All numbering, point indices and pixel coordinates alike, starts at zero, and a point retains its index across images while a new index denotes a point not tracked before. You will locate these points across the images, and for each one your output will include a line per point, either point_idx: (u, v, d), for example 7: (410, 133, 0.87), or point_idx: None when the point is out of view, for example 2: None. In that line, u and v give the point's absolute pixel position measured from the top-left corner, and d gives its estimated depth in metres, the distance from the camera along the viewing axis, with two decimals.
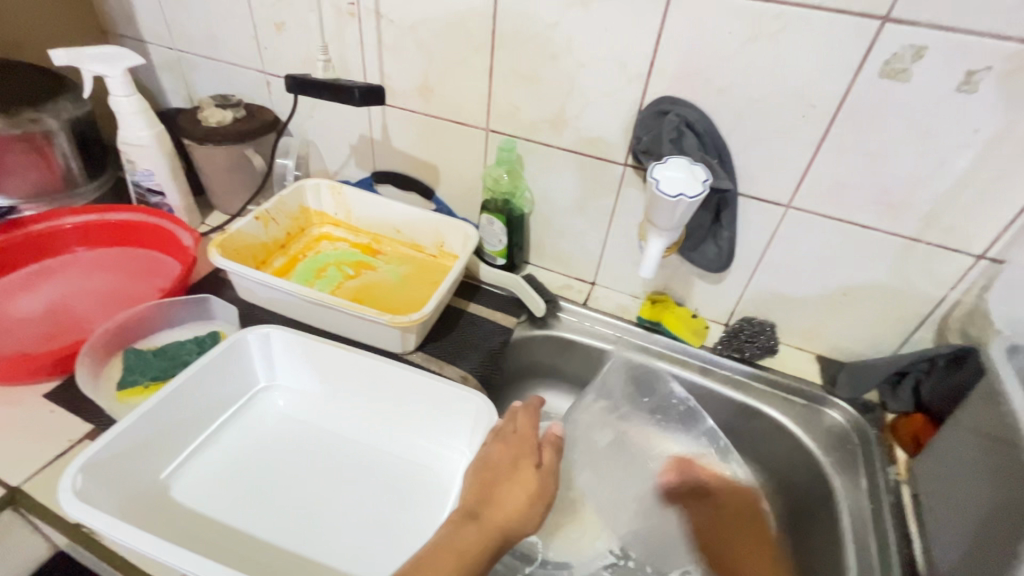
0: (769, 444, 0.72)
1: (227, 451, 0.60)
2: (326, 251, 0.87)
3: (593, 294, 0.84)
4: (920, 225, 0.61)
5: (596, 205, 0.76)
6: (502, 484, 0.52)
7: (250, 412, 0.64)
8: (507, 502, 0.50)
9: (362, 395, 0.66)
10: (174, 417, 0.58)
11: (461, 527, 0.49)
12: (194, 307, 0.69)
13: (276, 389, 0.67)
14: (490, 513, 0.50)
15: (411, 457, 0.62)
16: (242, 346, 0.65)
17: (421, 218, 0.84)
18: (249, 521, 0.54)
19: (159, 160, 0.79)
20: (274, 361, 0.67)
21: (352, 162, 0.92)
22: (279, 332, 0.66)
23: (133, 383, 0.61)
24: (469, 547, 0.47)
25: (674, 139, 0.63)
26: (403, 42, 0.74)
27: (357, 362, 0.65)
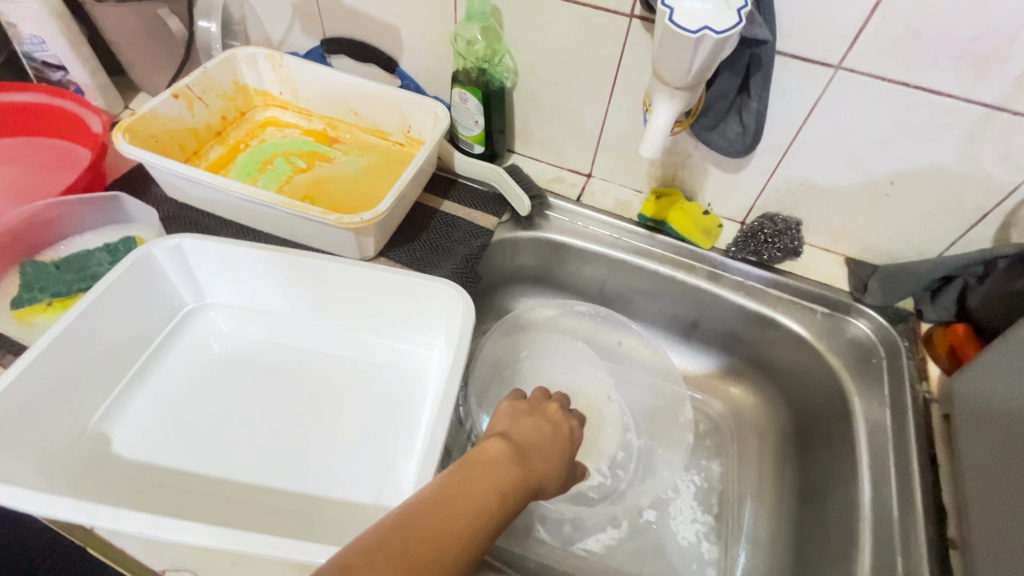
0: (784, 357, 0.64)
1: (166, 386, 0.51)
2: (272, 139, 0.73)
3: (588, 189, 0.72)
4: (1012, 88, 0.47)
5: (594, 75, 0.62)
6: (557, 443, 0.41)
7: (186, 339, 0.54)
8: (556, 463, 0.39)
9: (315, 307, 0.56)
10: (94, 354, 0.48)
11: (508, 460, 0.36)
12: (106, 209, 0.58)
13: (211, 308, 0.56)
14: (537, 463, 0.38)
15: (378, 363, 0.54)
16: (150, 263, 0.51)
17: (380, 95, 0.70)
18: (195, 458, 0.46)
19: (46, 21, 0.63)
20: (197, 278, 0.55)
21: (296, 27, 0.75)
22: (192, 241, 0.52)
23: (32, 301, 0.51)
24: (515, 484, 0.34)
25: None
26: None
27: (301, 268, 0.53)
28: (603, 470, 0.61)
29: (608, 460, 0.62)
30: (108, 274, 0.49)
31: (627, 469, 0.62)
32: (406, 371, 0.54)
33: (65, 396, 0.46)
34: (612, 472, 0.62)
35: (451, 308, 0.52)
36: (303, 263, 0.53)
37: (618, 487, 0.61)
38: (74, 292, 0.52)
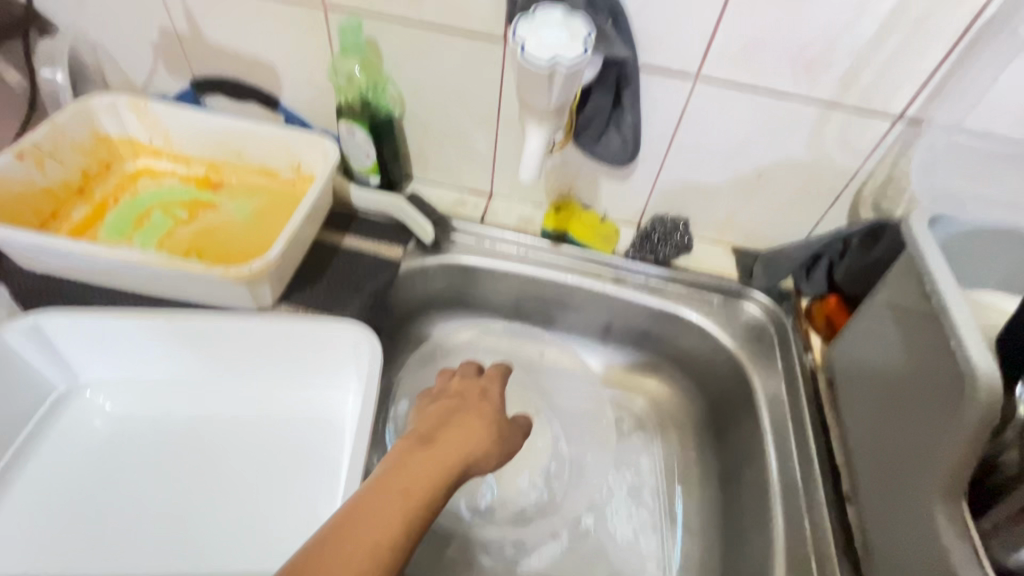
0: (691, 347, 0.68)
1: (40, 486, 0.45)
2: (147, 191, 0.68)
3: (490, 208, 0.73)
4: (839, 85, 0.53)
5: (479, 98, 0.63)
6: (463, 413, 0.42)
7: (59, 426, 0.48)
8: (470, 435, 0.40)
9: (212, 368, 0.52)
10: None
11: (412, 457, 0.36)
12: None
13: (88, 389, 0.50)
14: (449, 442, 0.38)
15: (291, 419, 0.51)
16: (2, 350, 0.45)
17: (261, 134, 0.67)
18: (83, 558, 0.41)
19: None
20: (64, 355, 0.49)
21: (159, 68, 0.70)
22: (57, 317, 0.47)
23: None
24: (427, 478, 0.35)
25: None
26: None
27: (187, 329, 0.49)
28: (538, 484, 0.62)
29: (541, 473, 0.63)
30: None
31: (560, 479, 0.63)
32: (321, 422, 0.51)
33: None
34: (547, 485, 0.62)
35: (357, 353, 0.51)
36: (188, 324, 0.49)
37: (554, 498, 0.62)
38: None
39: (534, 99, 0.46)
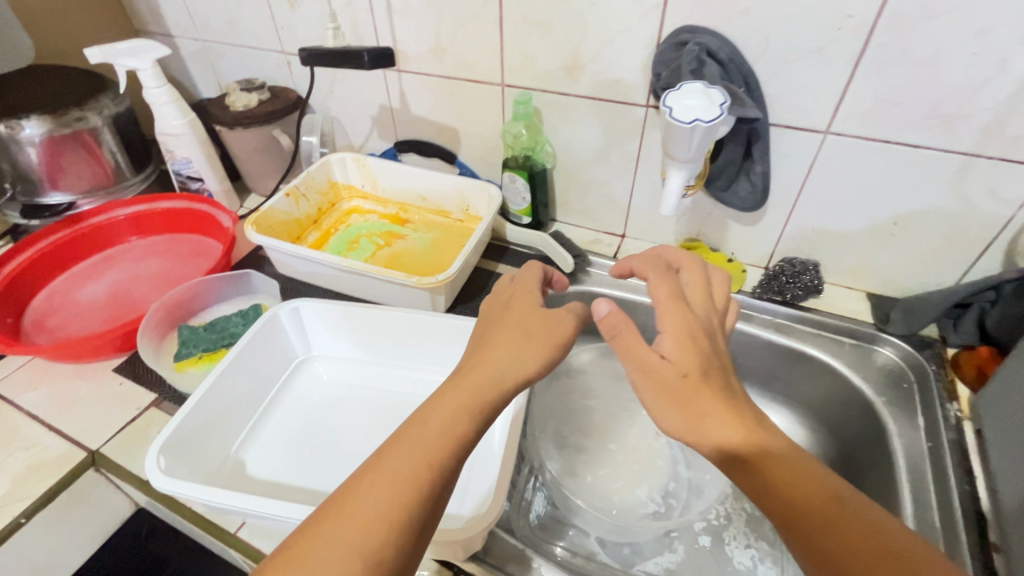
0: (819, 387, 0.69)
1: (285, 423, 0.62)
2: (357, 224, 0.89)
3: (623, 247, 0.82)
4: (980, 137, 0.55)
5: (620, 152, 0.74)
6: (538, 327, 0.47)
7: (297, 384, 0.66)
8: (499, 355, 0.45)
9: (402, 355, 0.67)
10: (238, 397, 0.60)
11: (448, 386, 0.43)
12: (235, 282, 0.73)
13: (317, 360, 0.68)
14: (492, 364, 0.44)
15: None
16: (275, 322, 0.64)
17: (444, 183, 0.85)
18: (310, 477, 0.56)
19: (195, 147, 0.83)
20: (307, 333, 0.68)
21: (374, 134, 0.94)
22: (309, 305, 0.66)
23: (190, 355, 0.65)
24: (464, 399, 0.41)
25: (694, 69, 0.58)
26: (411, 3, 0.74)
27: (390, 322, 0.65)
28: (657, 499, 0.67)
29: (659, 490, 0.67)
30: (245, 334, 0.61)
31: (678, 498, 0.67)
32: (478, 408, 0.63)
33: (215, 427, 0.57)
34: (665, 501, 0.67)
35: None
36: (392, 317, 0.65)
37: (671, 514, 0.65)
38: (218, 348, 0.66)
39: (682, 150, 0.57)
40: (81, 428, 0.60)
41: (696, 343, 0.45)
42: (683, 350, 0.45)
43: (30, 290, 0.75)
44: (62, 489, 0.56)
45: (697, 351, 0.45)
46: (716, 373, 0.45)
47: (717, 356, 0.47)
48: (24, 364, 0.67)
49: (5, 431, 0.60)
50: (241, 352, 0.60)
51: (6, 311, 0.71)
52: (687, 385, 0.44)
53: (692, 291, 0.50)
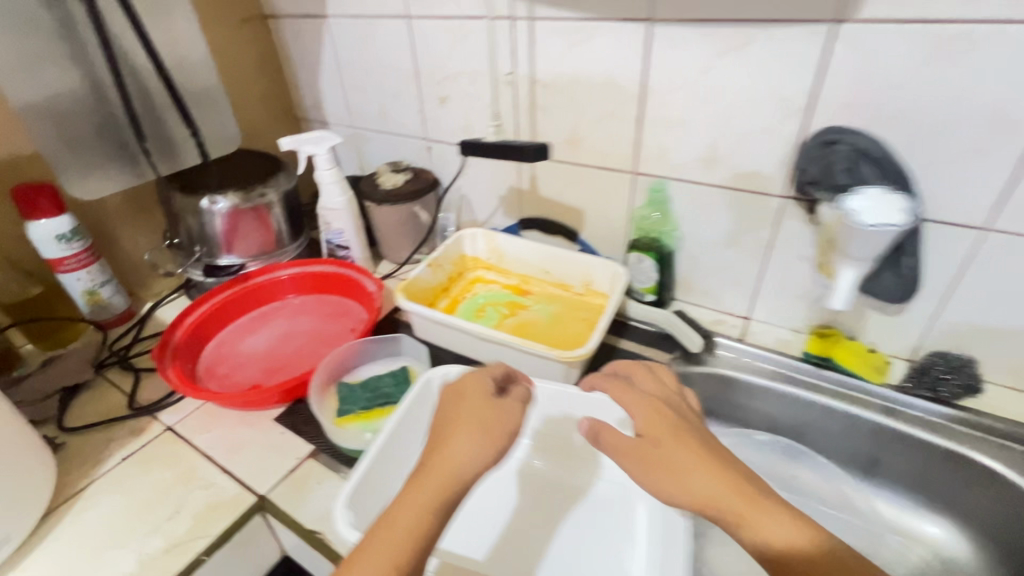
0: (984, 497, 0.65)
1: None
2: (482, 293, 0.95)
3: (748, 329, 0.83)
4: None
5: (752, 238, 0.76)
6: (489, 420, 0.49)
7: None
8: (456, 448, 0.46)
9: None
10: (398, 456, 0.63)
11: (406, 491, 0.44)
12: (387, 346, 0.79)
13: None
14: (444, 461, 0.45)
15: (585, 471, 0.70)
16: (430, 387, 0.69)
17: (569, 259, 0.90)
18: None
19: (348, 221, 0.93)
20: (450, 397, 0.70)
21: (499, 211, 1.01)
22: (459, 373, 0.70)
23: (350, 411, 0.70)
24: (427, 502, 0.43)
25: (850, 169, 0.61)
26: (554, 102, 0.82)
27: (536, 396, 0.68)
28: None
29: None
30: (406, 397, 0.66)
31: None
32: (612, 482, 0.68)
33: (380, 485, 0.60)
34: None
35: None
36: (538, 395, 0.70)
37: None
38: (375, 406, 0.71)
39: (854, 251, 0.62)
40: (249, 473, 0.65)
41: (664, 416, 0.49)
42: (655, 420, 0.48)
43: (203, 342, 0.85)
44: (233, 530, 0.60)
45: (663, 421, 0.48)
46: (689, 433, 0.48)
47: (692, 419, 0.50)
48: (198, 407, 0.75)
49: (185, 469, 0.66)
50: (404, 415, 0.65)
51: (185, 359, 0.80)
52: (682, 458, 0.45)
53: (645, 380, 0.55)
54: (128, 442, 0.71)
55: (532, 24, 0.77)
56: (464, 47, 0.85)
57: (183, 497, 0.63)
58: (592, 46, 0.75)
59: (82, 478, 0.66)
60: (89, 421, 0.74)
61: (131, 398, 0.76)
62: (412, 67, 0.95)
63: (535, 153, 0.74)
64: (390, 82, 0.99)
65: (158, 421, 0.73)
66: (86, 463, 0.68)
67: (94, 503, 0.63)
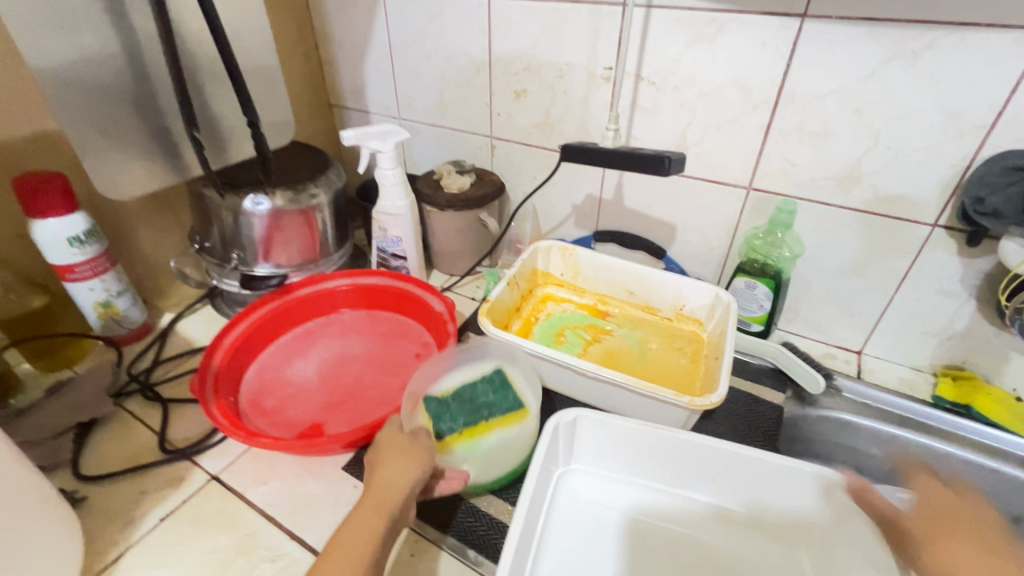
0: None
1: (556, 562, 0.54)
2: (556, 313, 0.84)
3: (863, 366, 0.75)
4: None
5: (883, 268, 0.68)
6: (402, 440, 0.52)
7: (560, 503, 0.58)
8: (384, 470, 0.50)
9: (670, 479, 0.59)
10: (529, 529, 0.53)
11: (352, 515, 0.47)
12: (469, 341, 0.66)
13: (574, 474, 0.61)
14: (373, 483, 0.49)
15: (723, 540, 0.57)
16: (556, 434, 0.58)
17: (660, 281, 0.80)
18: None
19: (409, 227, 0.81)
20: (574, 442, 0.61)
21: (570, 221, 0.90)
22: (591, 418, 0.59)
23: (451, 431, 0.57)
24: (370, 527, 0.46)
25: None
26: (661, 102, 0.72)
27: (672, 447, 0.58)
28: None
29: None
30: (536, 454, 0.55)
31: None
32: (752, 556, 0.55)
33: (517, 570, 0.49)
34: None
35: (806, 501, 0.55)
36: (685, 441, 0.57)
37: None
38: (477, 421, 0.58)
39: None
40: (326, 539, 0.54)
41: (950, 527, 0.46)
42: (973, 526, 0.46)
43: (243, 367, 0.73)
44: None
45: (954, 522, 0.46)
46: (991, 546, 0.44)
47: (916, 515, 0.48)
48: (246, 451, 0.64)
49: (244, 534, 0.55)
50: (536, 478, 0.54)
51: (226, 391, 0.68)
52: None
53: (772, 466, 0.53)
54: (166, 496, 0.59)
55: (649, 13, 0.67)
56: (559, 35, 0.75)
57: (247, 572, 0.52)
58: (722, 42, 0.65)
59: (113, 544, 0.54)
60: (113, 467, 0.61)
61: (163, 438, 0.64)
62: (484, 55, 0.82)
63: (677, 164, 0.61)
64: (454, 71, 0.87)
65: (199, 468, 0.61)
66: (115, 525, 0.56)
67: None
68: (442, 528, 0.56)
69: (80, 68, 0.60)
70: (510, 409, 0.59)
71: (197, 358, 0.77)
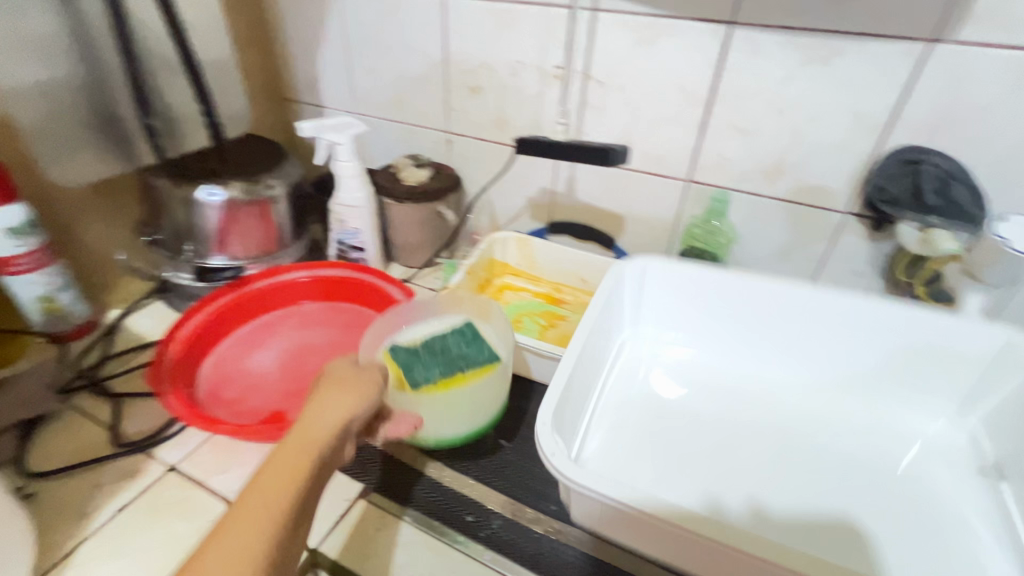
0: None
1: (603, 405, 0.61)
2: (513, 301, 0.87)
3: None
4: None
5: (805, 252, 0.76)
6: (342, 382, 0.48)
7: (617, 361, 0.66)
8: (321, 409, 0.45)
9: (753, 334, 0.65)
10: (584, 374, 0.58)
11: (275, 455, 0.42)
12: (443, 303, 0.67)
13: (629, 337, 0.68)
14: (305, 423, 0.44)
15: (749, 375, 0.65)
16: (621, 280, 0.64)
17: (610, 268, 0.85)
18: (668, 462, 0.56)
19: (368, 219, 0.83)
20: (639, 304, 0.67)
21: (525, 213, 0.94)
22: (655, 266, 0.65)
23: (427, 380, 0.57)
24: (297, 469, 0.41)
25: (939, 189, 0.61)
26: (608, 100, 0.77)
27: (716, 297, 0.64)
28: None
29: None
30: (592, 302, 0.60)
31: None
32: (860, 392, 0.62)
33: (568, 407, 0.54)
34: None
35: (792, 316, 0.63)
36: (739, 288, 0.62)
37: None
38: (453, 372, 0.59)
39: (982, 267, 0.58)
40: None
41: None
42: None
43: (198, 359, 0.72)
44: None
45: None
46: None
47: None
48: (205, 440, 0.63)
49: (206, 521, 0.55)
50: (593, 322, 0.59)
51: (182, 383, 0.67)
52: None
53: None
54: (120, 489, 0.58)
55: (595, 16, 0.72)
56: (511, 34, 0.78)
57: None
58: (662, 45, 0.70)
59: (67, 538, 0.53)
60: (62, 463, 0.60)
61: (116, 432, 0.63)
62: (440, 52, 0.85)
63: (621, 155, 0.65)
64: (410, 66, 0.89)
65: (156, 460, 0.61)
66: (67, 520, 0.55)
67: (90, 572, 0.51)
68: (410, 505, 0.57)
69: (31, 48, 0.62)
70: (485, 361, 0.60)
71: (148, 353, 0.75)
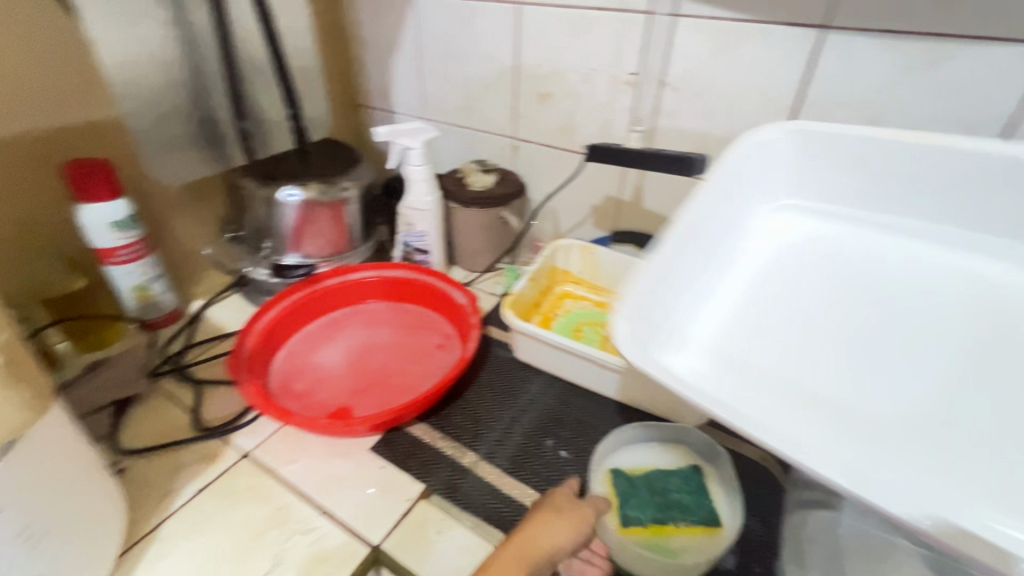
0: None
1: (690, 281, 0.47)
2: (574, 311, 0.86)
3: None
4: None
5: None
6: (565, 503, 0.50)
7: (760, 236, 0.53)
8: (547, 530, 0.46)
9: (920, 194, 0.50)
10: (678, 249, 0.46)
11: (490, 561, 0.44)
12: (670, 436, 0.64)
13: (784, 205, 0.55)
14: (524, 537, 0.45)
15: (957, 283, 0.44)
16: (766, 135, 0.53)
17: None
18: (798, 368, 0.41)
19: (434, 223, 0.84)
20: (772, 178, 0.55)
21: (589, 221, 0.93)
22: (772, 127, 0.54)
23: (637, 521, 0.56)
24: None
25: None
26: (684, 107, 0.75)
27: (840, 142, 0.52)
28: None
29: None
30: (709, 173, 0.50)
31: None
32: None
33: (681, 270, 0.46)
34: None
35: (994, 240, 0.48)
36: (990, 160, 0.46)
37: None
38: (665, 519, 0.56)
39: None
40: (357, 516, 0.57)
41: None
42: None
43: (271, 352, 0.75)
44: None
45: None
46: None
47: None
48: (277, 429, 0.66)
49: (277, 509, 0.57)
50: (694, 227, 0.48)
51: (257, 374, 0.71)
52: None
53: None
54: (199, 472, 0.61)
55: (674, 22, 0.70)
56: (585, 40, 0.77)
57: (282, 544, 0.54)
58: (745, 51, 0.67)
59: (152, 515, 0.56)
60: (148, 443, 0.64)
61: (197, 416, 0.66)
62: (512, 59, 0.85)
63: (702, 165, 0.63)
64: (480, 73, 0.90)
65: (232, 446, 0.64)
66: (153, 497, 0.58)
67: (172, 549, 0.54)
68: (470, 509, 0.57)
69: (144, 53, 0.69)
70: (702, 518, 0.56)
71: (226, 343, 0.79)
